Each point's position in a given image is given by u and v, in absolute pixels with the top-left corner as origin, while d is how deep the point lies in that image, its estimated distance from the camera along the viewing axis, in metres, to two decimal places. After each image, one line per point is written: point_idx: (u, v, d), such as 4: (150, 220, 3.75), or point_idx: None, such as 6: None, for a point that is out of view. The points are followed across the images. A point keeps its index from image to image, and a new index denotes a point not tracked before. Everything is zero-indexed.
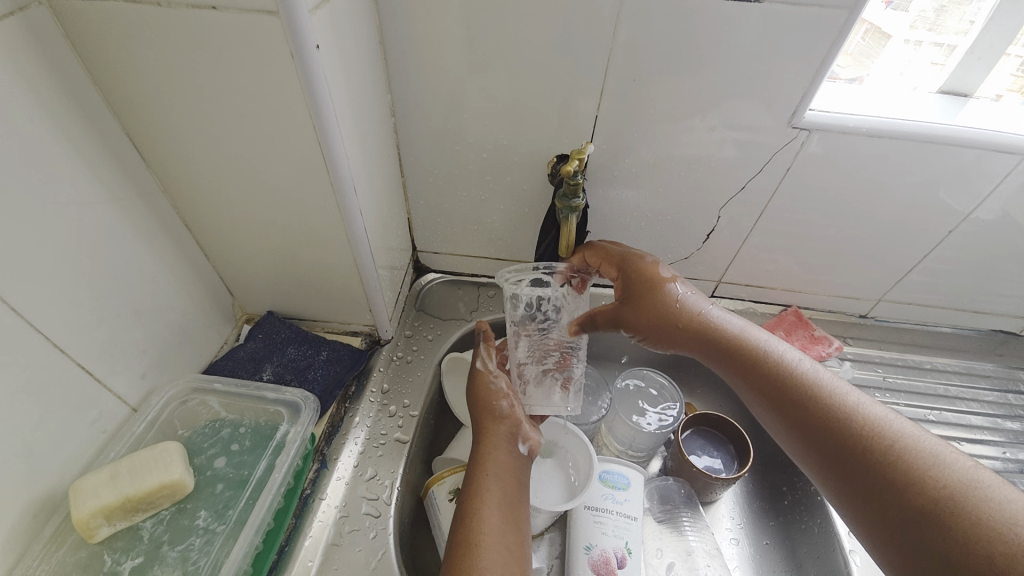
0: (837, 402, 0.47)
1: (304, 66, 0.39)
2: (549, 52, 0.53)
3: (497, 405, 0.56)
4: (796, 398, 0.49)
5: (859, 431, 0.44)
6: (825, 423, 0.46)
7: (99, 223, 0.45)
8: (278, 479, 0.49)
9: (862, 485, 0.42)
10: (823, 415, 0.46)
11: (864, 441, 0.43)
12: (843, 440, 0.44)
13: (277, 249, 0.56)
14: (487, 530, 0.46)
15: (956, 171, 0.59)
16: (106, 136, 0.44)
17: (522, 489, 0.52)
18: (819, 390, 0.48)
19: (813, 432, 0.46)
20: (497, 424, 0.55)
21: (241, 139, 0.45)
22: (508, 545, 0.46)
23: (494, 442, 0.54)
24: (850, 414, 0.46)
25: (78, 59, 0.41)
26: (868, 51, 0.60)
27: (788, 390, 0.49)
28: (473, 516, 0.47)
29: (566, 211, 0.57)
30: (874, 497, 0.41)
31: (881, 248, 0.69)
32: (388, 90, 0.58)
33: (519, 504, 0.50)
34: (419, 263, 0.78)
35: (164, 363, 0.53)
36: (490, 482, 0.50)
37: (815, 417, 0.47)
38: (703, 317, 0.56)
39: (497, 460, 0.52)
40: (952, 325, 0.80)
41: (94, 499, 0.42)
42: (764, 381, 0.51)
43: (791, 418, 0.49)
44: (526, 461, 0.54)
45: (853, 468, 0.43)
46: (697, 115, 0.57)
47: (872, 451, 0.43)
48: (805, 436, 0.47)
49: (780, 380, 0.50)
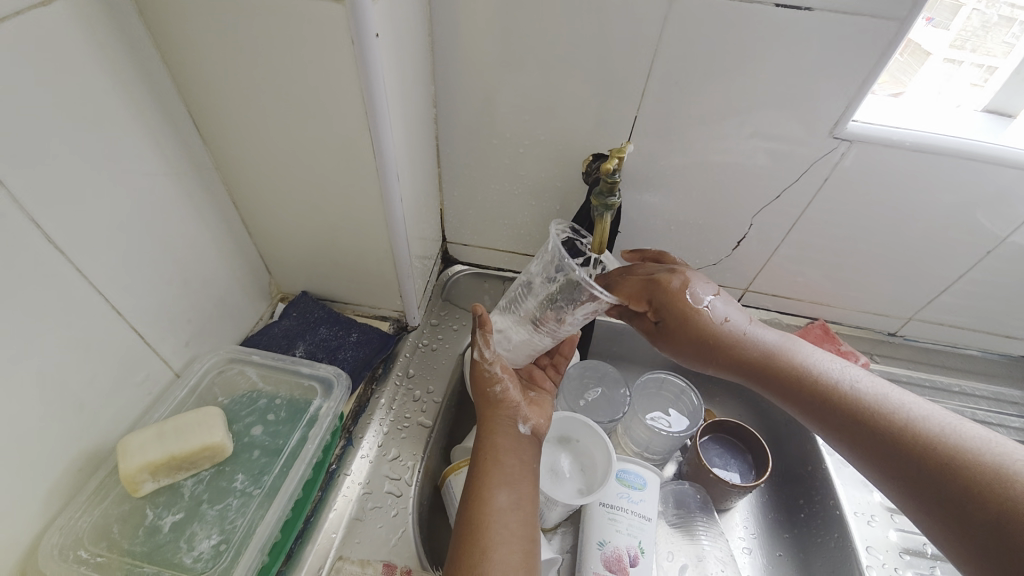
0: (890, 412, 0.47)
1: (363, 53, 0.41)
2: (594, 51, 0.54)
3: (490, 391, 0.55)
4: (848, 412, 0.48)
5: (917, 446, 0.44)
6: (884, 437, 0.46)
7: (156, 194, 0.47)
8: (311, 450, 0.51)
9: (934, 496, 0.42)
10: (880, 427, 0.46)
11: (929, 451, 0.43)
12: (906, 453, 0.44)
13: (317, 231, 0.58)
14: (491, 511, 0.48)
15: (993, 194, 0.58)
16: (169, 112, 0.47)
17: (531, 470, 0.52)
18: (869, 402, 0.48)
19: (873, 446, 0.46)
20: (494, 409, 0.55)
21: (294, 120, 0.47)
22: (510, 524, 0.47)
23: (493, 427, 0.54)
24: (904, 430, 0.45)
25: (149, 36, 0.43)
26: (907, 68, 0.60)
27: (839, 404, 0.49)
28: (477, 498, 0.48)
29: (601, 209, 0.56)
30: (951, 508, 0.41)
31: (915, 265, 0.68)
32: (432, 82, 0.60)
33: (527, 484, 0.50)
34: (447, 254, 0.80)
35: (206, 332, 0.56)
36: (491, 465, 0.51)
37: (871, 431, 0.47)
38: (744, 334, 0.55)
39: (498, 444, 0.52)
40: (982, 349, 0.78)
41: (141, 454, 0.44)
42: (811, 398, 0.51)
43: (847, 434, 0.48)
44: (531, 442, 0.54)
45: (922, 481, 0.43)
46: (736, 122, 0.57)
47: (938, 464, 0.42)
48: (867, 453, 0.47)
49: (830, 395, 0.50)
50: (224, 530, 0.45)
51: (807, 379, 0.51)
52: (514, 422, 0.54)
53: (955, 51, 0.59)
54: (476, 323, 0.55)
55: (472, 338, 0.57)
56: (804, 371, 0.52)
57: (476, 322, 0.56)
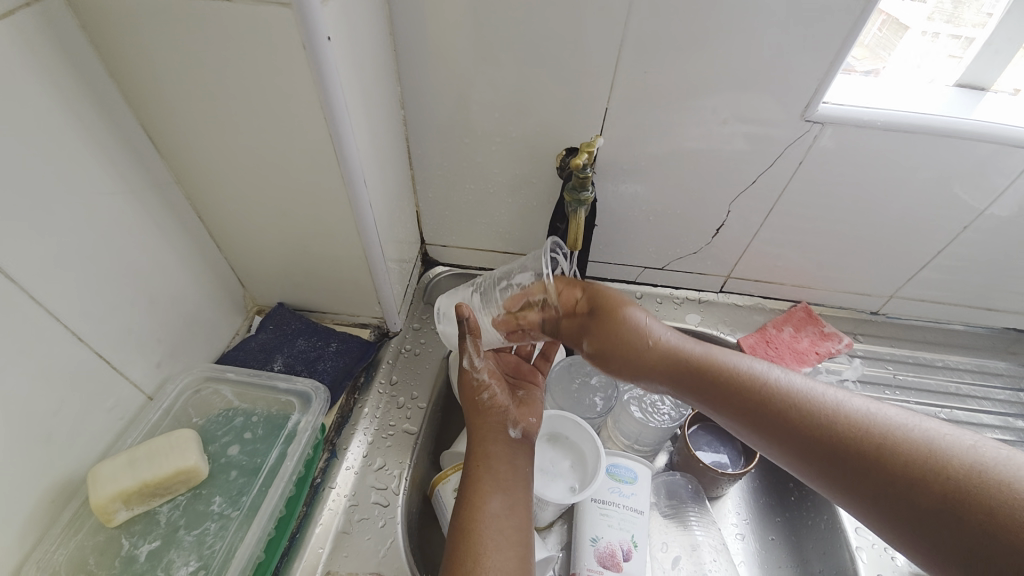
0: (822, 409, 0.44)
1: (316, 58, 0.39)
2: (560, 43, 0.53)
3: (479, 399, 0.56)
4: (783, 417, 0.45)
5: (844, 433, 0.41)
6: (821, 439, 0.42)
7: (114, 214, 0.46)
8: (290, 467, 0.50)
9: (880, 496, 0.38)
10: (816, 428, 0.43)
11: (867, 446, 0.40)
12: (846, 453, 0.41)
13: (288, 241, 0.57)
14: (483, 517, 0.47)
15: (971, 166, 0.58)
16: (121, 128, 0.45)
17: (523, 474, 0.52)
18: (800, 401, 0.45)
19: (812, 449, 0.43)
20: (484, 417, 0.55)
21: (252, 130, 0.45)
22: (506, 530, 0.47)
23: (484, 434, 0.53)
24: (829, 418, 0.43)
25: (94, 50, 0.41)
26: (886, 43, 0.59)
27: (772, 409, 0.46)
28: (471, 505, 0.48)
29: (575, 204, 0.58)
30: (899, 505, 0.37)
31: (894, 243, 0.68)
32: (398, 82, 0.58)
33: (519, 488, 0.51)
34: (427, 256, 0.79)
35: (178, 352, 0.54)
36: (484, 472, 0.50)
37: (807, 433, 0.43)
38: (668, 348, 0.53)
39: (489, 451, 0.52)
40: (964, 322, 0.79)
41: (113, 483, 0.43)
42: (746, 406, 0.48)
43: (786, 442, 0.45)
44: (523, 446, 0.54)
45: (867, 480, 0.39)
46: (708, 109, 0.57)
47: (878, 459, 0.39)
48: (808, 459, 0.43)
49: (763, 400, 0.47)
50: (203, 556, 0.44)
51: (739, 387, 0.48)
52: (504, 427, 0.54)
53: (933, 23, 0.58)
54: (462, 328, 0.55)
55: (459, 346, 0.56)
56: (734, 379, 0.49)
57: (462, 328, 0.55)
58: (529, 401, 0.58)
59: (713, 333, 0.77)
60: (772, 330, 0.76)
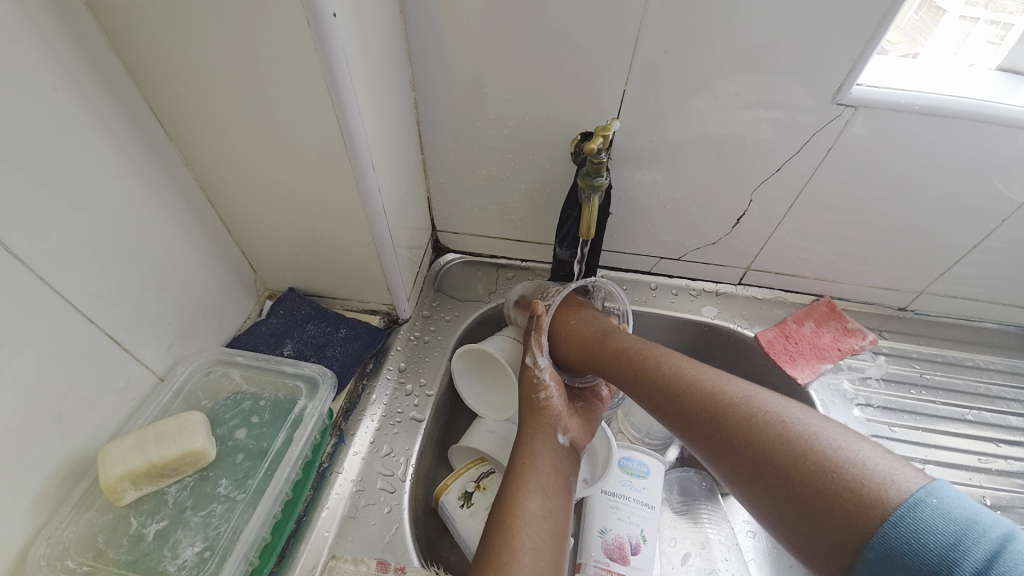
0: (757, 413, 0.43)
1: (320, 35, 0.38)
2: (575, 22, 0.51)
3: (534, 398, 0.54)
4: (712, 419, 0.45)
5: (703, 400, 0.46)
6: (743, 440, 0.42)
7: (123, 197, 0.46)
8: (296, 452, 0.50)
9: (728, 455, 0.43)
10: (743, 429, 0.43)
11: (737, 419, 0.44)
12: (700, 414, 0.46)
13: (297, 227, 0.56)
14: (521, 513, 0.46)
15: (1014, 156, 0.54)
16: (130, 110, 0.45)
17: (567, 483, 0.50)
18: (738, 403, 0.45)
19: (679, 418, 0.48)
20: (536, 417, 0.53)
21: (259, 113, 0.45)
22: (542, 532, 0.45)
23: (532, 433, 0.52)
24: (694, 386, 0.48)
25: (100, 28, 0.40)
26: (922, 27, 0.55)
27: (705, 409, 0.46)
28: (510, 502, 0.46)
29: (588, 190, 0.56)
30: (736, 459, 0.43)
31: (927, 237, 0.65)
32: (409, 64, 0.57)
33: (560, 494, 0.48)
34: (439, 243, 0.78)
35: (189, 334, 0.55)
36: (527, 470, 0.49)
37: (734, 435, 0.43)
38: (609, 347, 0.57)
39: (536, 451, 0.51)
40: (997, 321, 0.75)
41: (122, 463, 0.44)
42: (677, 402, 0.48)
43: (712, 443, 0.45)
44: (569, 454, 0.52)
45: (730, 450, 0.43)
46: (731, 92, 0.54)
47: (744, 436, 0.43)
48: (731, 464, 0.43)
49: (701, 400, 0.47)
50: (209, 537, 0.45)
51: (677, 386, 0.49)
52: (554, 432, 0.52)
53: (970, 7, 0.54)
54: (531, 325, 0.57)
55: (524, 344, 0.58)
56: (673, 379, 0.50)
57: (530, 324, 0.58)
58: (580, 413, 0.56)
59: (730, 326, 0.74)
60: (792, 324, 0.74)
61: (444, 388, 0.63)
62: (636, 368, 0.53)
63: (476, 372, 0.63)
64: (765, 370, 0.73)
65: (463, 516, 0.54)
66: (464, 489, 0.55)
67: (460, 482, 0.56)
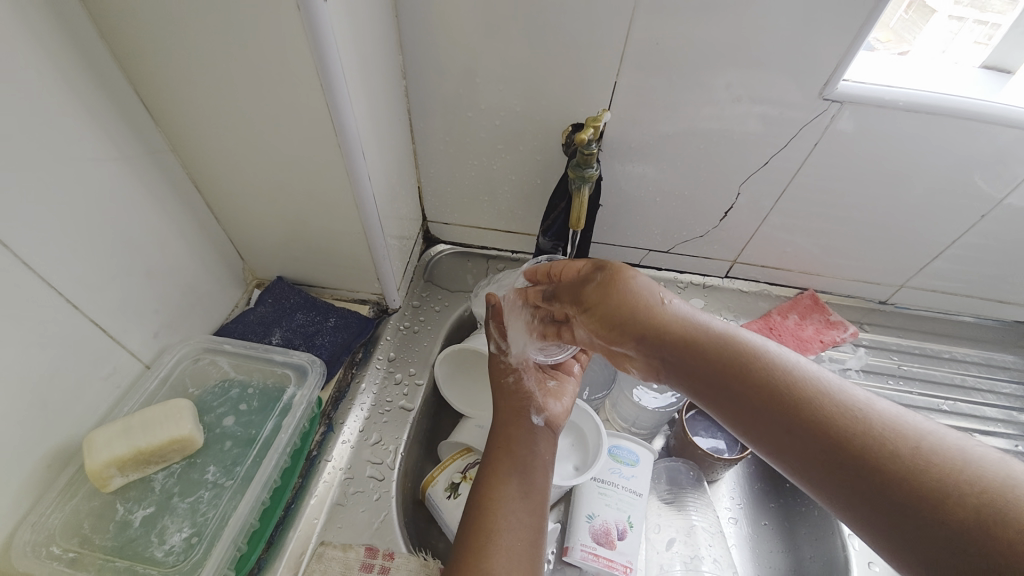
0: (834, 400, 0.36)
1: (310, 21, 0.38)
2: (567, 13, 0.51)
3: (504, 381, 0.56)
4: (793, 412, 0.36)
5: (781, 389, 0.37)
6: (835, 440, 0.34)
7: (109, 182, 0.45)
8: (284, 439, 0.50)
9: (812, 455, 0.35)
10: (817, 419, 0.35)
11: (820, 415, 0.35)
12: (776, 408, 0.37)
13: (286, 215, 0.56)
14: (498, 495, 0.46)
15: (994, 154, 0.56)
16: (114, 93, 0.44)
17: (544, 463, 0.50)
18: (808, 390, 0.37)
19: (749, 408, 0.39)
20: (509, 400, 0.54)
21: (247, 98, 0.44)
22: (519, 513, 0.46)
23: (506, 416, 0.53)
24: (763, 371, 0.39)
25: (83, 7, 0.39)
26: (910, 26, 0.56)
27: (781, 401, 0.37)
28: (488, 484, 0.47)
29: (579, 181, 0.56)
30: (823, 462, 0.34)
31: (909, 232, 0.66)
32: (399, 51, 0.56)
33: (537, 475, 0.49)
34: (429, 234, 0.78)
35: (176, 322, 0.54)
36: (503, 452, 0.50)
37: (806, 422, 0.36)
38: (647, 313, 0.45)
39: (510, 434, 0.52)
40: (975, 315, 0.78)
41: (108, 450, 0.43)
42: (729, 381, 0.40)
43: (790, 439, 0.36)
44: (545, 434, 0.53)
45: (815, 452, 0.35)
46: (721, 86, 0.54)
47: (835, 434, 0.34)
48: (817, 468, 0.34)
49: (758, 380, 0.39)
50: (196, 523, 0.45)
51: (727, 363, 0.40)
52: (527, 413, 0.53)
53: (960, 8, 0.55)
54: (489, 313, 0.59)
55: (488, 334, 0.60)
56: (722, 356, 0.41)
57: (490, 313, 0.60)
58: (554, 391, 0.57)
59: (716, 318, 0.76)
60: (777, 317, 0.75)
61: (435, 379, 0.64)
62: (687, 345, 0.43)
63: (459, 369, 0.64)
64: None
65: (451, 506, 0.54)
66: (452, 479, 0.56)
67: (447, 473, 0.56)
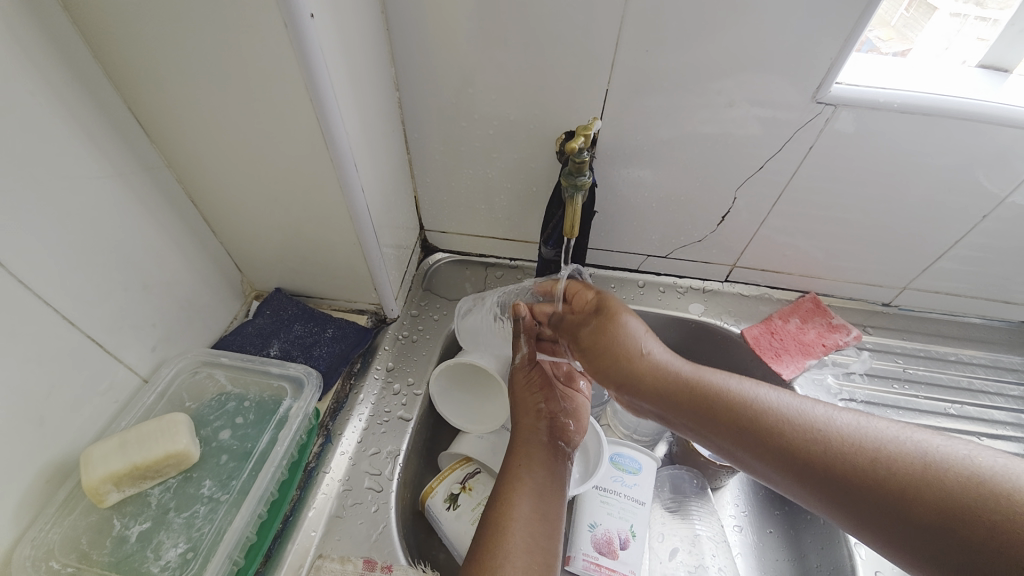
0: (846, 434, 0.40)
1: (298, 36, 0.38)
2: (556, 20, 0.51)
3: (531, 401, 0.57)
4: (807, 453, 0.41)
5: (788, 432, 0.42)
6: (845, 472, 0.39)
7: (104, 199, 0.45)
8: (280, 452, 0.50)
9: (833, 488, 0.39)
10: (843, 454, 0.39)
11: (830, 451, 0.40)
12: (790, 450, 0.42)
13: (282, 227, 0.56)
14: (516, 515, 0.49)
15: (995, 154, 0.55)
16: (109, 111, 0.44)
17: (559, 484, 0.53)
18: (811, 425, 0.42)
19: (769, 454, 0.43)
20: (535, 421, 0.56)
21: (240, 114, 0.45)
22: (537, 537, 0.48)
23: (527, 437, 0.55)
24: (769, 416, 0.44)
25: (76, 28, 0.40)
26: (912, 23, 0.56)
27: (794, 445, 0.42)
28: (506, 505, 0.49)
29: (571, 189, 0.56)
30: (843, 494, 0.39)
31: (910, 233, 0.65)
32: (392, 64, 0.57)
33: (553, 498, 0.51)
34: (427, 242, 0.78)
35: (174, 336, 0.55)
36: (523, 474, 0.52)
37: (819, 460, 0.40)
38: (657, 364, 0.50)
39: (532, 455, 0.54)
40: (981, 316, 0.76)
41: (104, 465, 0.44)
42: (753, 431, 0.44)
43: (811, 478, 0.41)
44: (562, 457, 0.55)
45: (832, 485, 0.39)
46: (714, 89, 0.54)
47: (845, 464, 0.39)
48: (842, 501, 0.39)
49: (786, 428, 0.43)
50: (191, 538, 0.45)
51: (745, 415, 0.45)
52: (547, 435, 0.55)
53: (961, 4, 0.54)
54: (518, 323, 0.59)
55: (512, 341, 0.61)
56: (746, 402, 0.45)
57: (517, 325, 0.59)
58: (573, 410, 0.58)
59: (716, 323, 0.75)
60: (778, 321, 0.75)
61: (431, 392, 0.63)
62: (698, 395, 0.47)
63: (456, 381, 0.64)
64: (751, 366, 0.73)
65: (450, 518, 0.54)
66: (451, 490, 0.56)
67: (445, 485, 0.56)
